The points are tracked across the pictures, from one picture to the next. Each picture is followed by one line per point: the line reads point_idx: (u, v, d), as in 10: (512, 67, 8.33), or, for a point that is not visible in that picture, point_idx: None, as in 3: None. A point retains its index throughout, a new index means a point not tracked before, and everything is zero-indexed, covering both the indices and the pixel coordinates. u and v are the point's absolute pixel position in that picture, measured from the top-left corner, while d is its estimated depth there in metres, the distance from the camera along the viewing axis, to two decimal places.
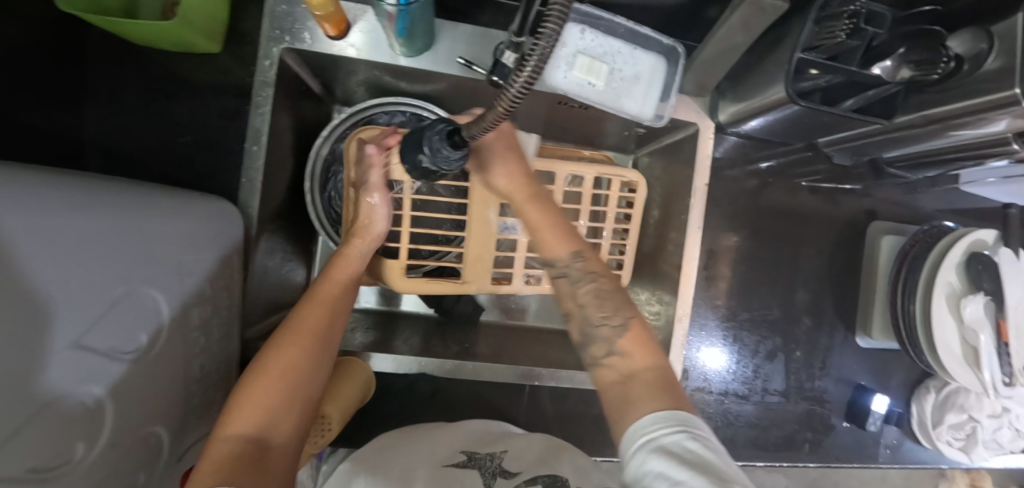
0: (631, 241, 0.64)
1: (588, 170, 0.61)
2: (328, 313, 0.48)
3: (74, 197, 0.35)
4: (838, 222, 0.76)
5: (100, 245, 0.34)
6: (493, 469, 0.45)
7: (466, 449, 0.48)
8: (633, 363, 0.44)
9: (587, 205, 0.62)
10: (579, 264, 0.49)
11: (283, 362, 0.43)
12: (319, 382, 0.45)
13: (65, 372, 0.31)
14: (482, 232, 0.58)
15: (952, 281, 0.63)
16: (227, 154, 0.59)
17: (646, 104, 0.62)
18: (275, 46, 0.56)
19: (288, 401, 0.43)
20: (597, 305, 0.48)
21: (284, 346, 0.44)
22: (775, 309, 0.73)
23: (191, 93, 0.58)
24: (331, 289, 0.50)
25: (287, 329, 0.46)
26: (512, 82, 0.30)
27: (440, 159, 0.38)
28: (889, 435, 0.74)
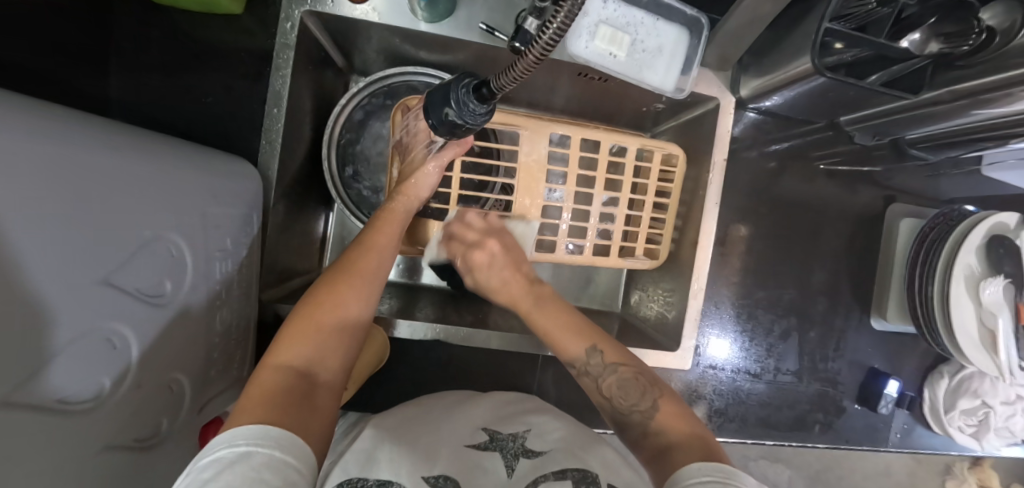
0: (671, 216, 0.65)
1: (632, 141, 0.61)
2: (377, 259, 0.47)
3: (107, 138, 0.35)
4: (857, 204, 0.75)
5: (133, 187, 0.35)
6: (515, 450, 0.40)
7: (487, 428, 0.43)
8: (669, 436, 0.44)
9: (630, 176, 0.61)
10: (596, 356, 0.51)
11: (333, 299, 0.43)
12: (366, 325, 0.45)
13: (97, 307, 0.31)
14: (527, 199, 0.58)
15: (972, 263, 0.63)
16: (248, 117, 0.59)
17: (668, 76, 0.61)
18: (297, 9, 0.56)
19: (338, 339, 0.42)
20: (620, 394, 0.49)
21: (336, 284, 0.44)
22: (790, 289, 0.72)
23: (216, 54, 0.58)
24: (380, 236, 0.49)
25: (339, 273, 0.45)
26: (540, 34, 0.30)
27: (466, 113, 0.38)
28: (901, 419, 0.74)
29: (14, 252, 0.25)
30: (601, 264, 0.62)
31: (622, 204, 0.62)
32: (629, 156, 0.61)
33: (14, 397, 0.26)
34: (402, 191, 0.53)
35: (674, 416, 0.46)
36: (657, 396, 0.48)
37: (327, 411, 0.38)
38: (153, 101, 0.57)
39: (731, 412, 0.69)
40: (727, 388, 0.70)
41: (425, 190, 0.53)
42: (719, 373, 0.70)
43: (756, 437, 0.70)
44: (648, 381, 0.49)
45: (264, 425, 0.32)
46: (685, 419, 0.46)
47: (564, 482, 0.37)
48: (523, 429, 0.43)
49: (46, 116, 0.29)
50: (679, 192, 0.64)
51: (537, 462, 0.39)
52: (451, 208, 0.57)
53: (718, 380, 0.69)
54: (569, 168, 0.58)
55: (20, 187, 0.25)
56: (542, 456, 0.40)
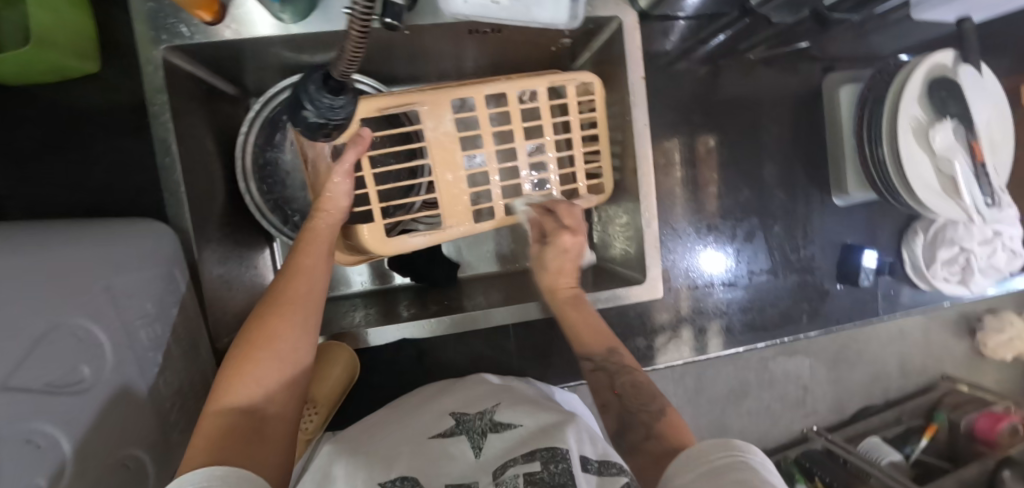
0: (604, 151, 0.62)
1: (540, 82, 0.55)
2: (308, 283, 0.45)
3: None
4: (792, 85, 0.72)
5: (19, 282, 0.33)
6: (482, 427, 0.41)
7: (453, 411, 0.44)
8: (664, 444, 0.45)
9: (548, 119, 0.56)
10: (614, 355, 0.55)
11: (267, 332, 0.41)
12: (311, 350, 0.44)
13: (13, 410, 0.31)
14: (446, 176, 0.55)
15: (916, 114, 0.61)
16: (144, 174, 0.56)
17: (557, 8, 0.57)
18: (155, 49, 0.53)
19: (282, 371, 0.41)
20: (635, 394, 0.51)
21: (269, 317, 0.42)
22: (744, 191, 0.71)
23: (86, 119, 0.55)
24: (307, 258, 0.46)
25: (269, 306, 0.43)
26: (352, 5, 0.27)
27: (324, 110, 0.36)
28: (885, 285, 0.73)
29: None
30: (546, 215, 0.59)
31: (549, 149, 0.58)
32: (541, 98, 0.57)
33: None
34: (319, 206, 0.49)
35: (675, 423, 0.48)
36: (665, 404, 0.50)
37: (280, 444, 0.39)
38: (39, 187, 0.54)
39: (715, 325, 0.69)
40: (707, 305, 0.69)
41: (344, 199, 0.49)
42: (695, 292, 0.69)
43: (747, 344, 0.70)
44: (657, 392, 0.52)
45: (208, 469, 0.32)
46: (682, 434, 0.46)
47: (533, 464, 0.35)
48: (492, 404, 0.44)
49: None
50: (605, 121, 0.60)
51: (506, 434, 0.40)
52: (374, 207, 0.54)
53: (697, 299, 0.69)
54: (481, 129, 0.54)
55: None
56: (511, 428, 0.40)
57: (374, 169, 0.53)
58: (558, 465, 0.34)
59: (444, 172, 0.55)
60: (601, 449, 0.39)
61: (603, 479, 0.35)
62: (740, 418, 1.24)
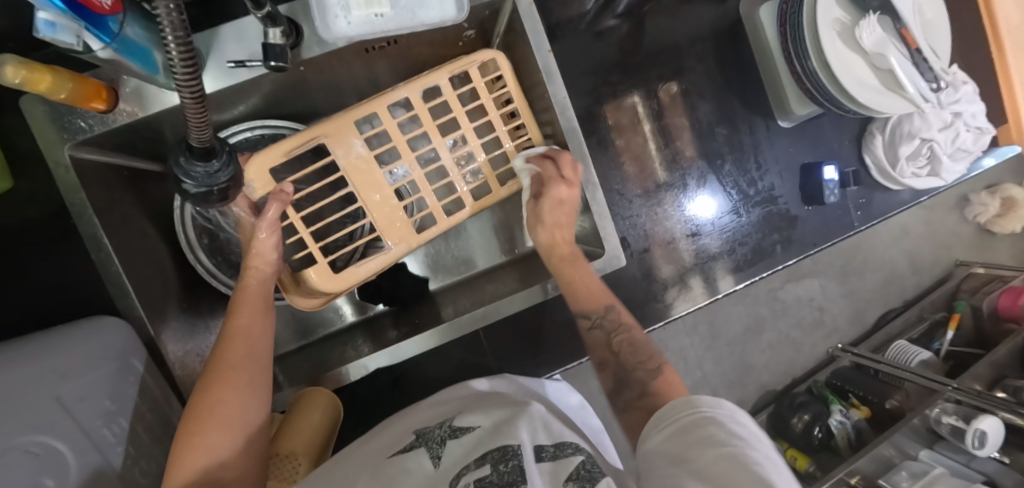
0: (530, 124, 0.59)
1: (438, 74, 0.53)
2: (247, 346, 0.45)
3: None
4: (710, 17, 0.69)
5: None
6: (441, 436, 0.42)
7: (416, 429, 0.45)
8: (661, 402, 0.46)
9: (457, 109, 0.54)
10: (610, 313, 0.56)
11: (213, 401, 0.42)
12: (261, 408, 0.45)
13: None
14: (374, 197, 0.54)
15: (837, 16, 0.58)
16: (85, 274, 0.56)
17: (443, 5, 0.56)
18: (61, 150, 0.53)
19: (233, 437, 0.42)
20: (630, 351, 0.54)
21: (213, 384, 0.42)
22: (687, 137, 0.69)
23: (15, 235, 0.55)
24: (243, 318, 0.47)
25: (213, 372, 0.43)
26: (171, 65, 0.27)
27: (203, 177, 0.35)
28: (854, 195, 0.71)
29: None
30: (487, 206, 0.57)
31: (471, 139, 0.56)
32: (446, 90, 0.54)
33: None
34: (248, 263, 0.49)
35: (672, 378, 0.49)
36: (661, 361, 0.52)
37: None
38: None
39: (690, 279, 0.68)
40: (678, 260, 0.68)
41: (271, 252, 0.49)
42: (663, 250, 0.68)
43: (728, 288, 0.68)
44: (652, 348, 0.53)
45: None
46: (677, 390, 0.48)
47: (484, 466, 0.36)
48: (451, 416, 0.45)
49: None
50: (520, 94, 0.57)
51: (464, 437, 0.41)
52: (310, 248, 0.53)
53: (666, 257, 0.68)
54: (389, 140, 0.52)
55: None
56: (469, 432, 0.42)
57: (302, 214, 0.52)
58: (507, 464, 0.35)
59: (368, 194, 0.54)
60: (555, 434, 0.40)
61: (558, 464, 0.36)
62: (759, 355, 1.22)
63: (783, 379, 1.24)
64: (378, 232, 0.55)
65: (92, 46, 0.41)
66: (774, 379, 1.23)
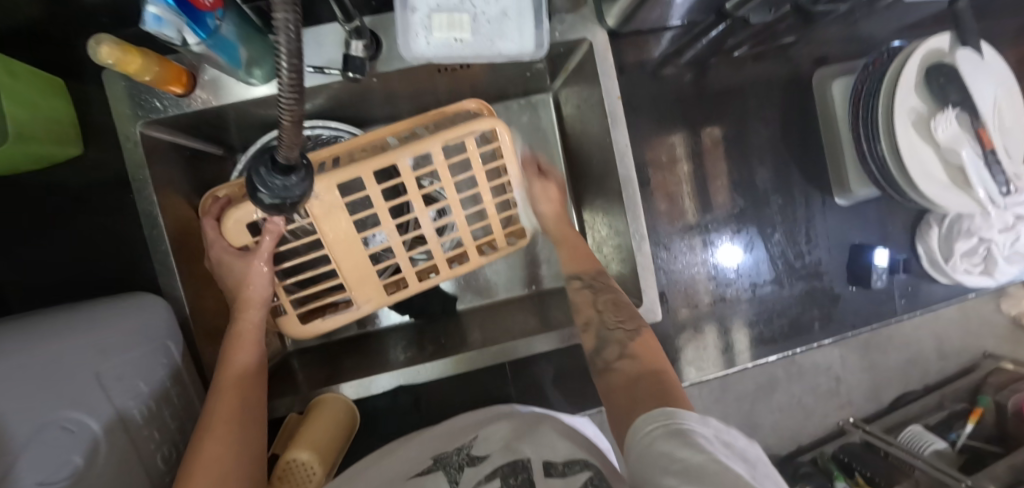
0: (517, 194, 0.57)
1: (433, 143, 0.51)
2: (239, 404, 0.46)
3: None
4: (780, 83, 0.68)
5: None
6: (459, 463, 0.42)
7: (433, 456, 0.45)
8: (639, 364, 0.47)
9: (478, 171, 0.54)
10: (601, 277, 0.58)
11: (208, 457, 0.41)
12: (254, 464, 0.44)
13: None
14: (355, 257, 0.53)
15: (914, 105, 0.57)
16: (136, 247, 0.57)
17: (524, 39, 0.56)
18: (134, 126, 0.54)
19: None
20: (614, 310, 0.54)
21: (207, 437, 0.43)
22: (739, 201, 0.67)
23: (76, 200, 0.57)
24: (235, 371, 0.48)
25: (205, 428, 0.43)
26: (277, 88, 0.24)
27: (279, 190, 0.36)
28: (900, 284, 0.70)
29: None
30: (462, 272, 0.57)
31: (486, 199, 0.57)
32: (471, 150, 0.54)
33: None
34: (240, 307, 0.50)
35: (649, 343, 0.50)
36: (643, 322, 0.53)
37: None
38: (37, 270, 0.56)
39: (724, 340, 0.66)
40: (710, 322, 0.67)
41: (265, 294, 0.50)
42: (695, 310, 0.66)
43: (758, 357, 0.67)
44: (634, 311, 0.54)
45: None
46: (655, 353, 0.48)
47: (495, 480, 0.37)
48: (469, 442, 0.45)
49: None
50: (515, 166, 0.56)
51: (480, 466, 0.40)
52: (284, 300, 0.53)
53: (697, 316, 0.66)
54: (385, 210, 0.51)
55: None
56: (484, 460, 0.41)
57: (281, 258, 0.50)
58: (517, 477, 0.37)
59: (359, 258, 0.53)
60: (568, 450, 0.40)
61: (565, 478, 0.36)
62: (768, 417, 1.19)
63: (788, 445, 1.20)
64: (348, 291, 0.55)
65: (189, 40, 0.42)
66: (778, 443, 1.20)
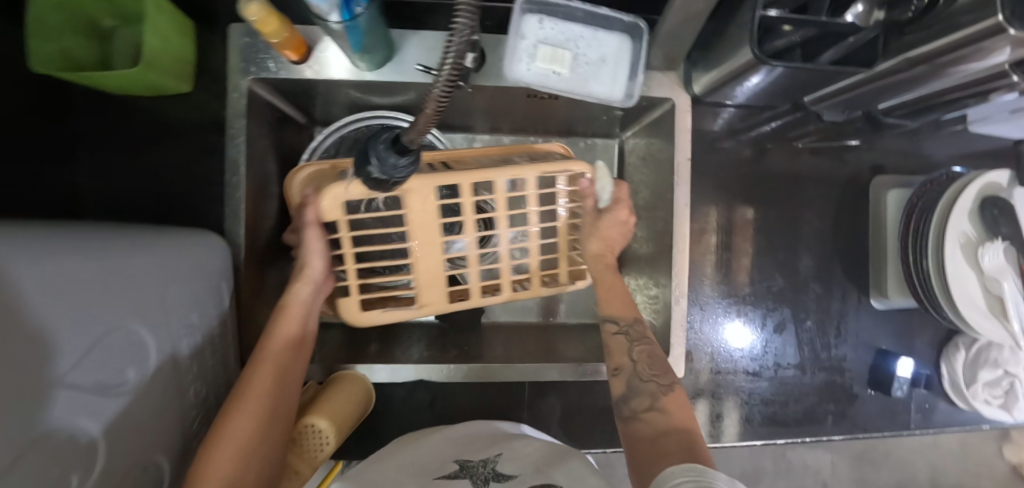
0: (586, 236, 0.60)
1: (530, 172, 0.53)
2: (276, 372, 0.47)
3: (56, 236, 0.35)
4: (837, 180, 0.72)
5: (85, 289, 0.35)
6: (486, 475, 0.44)
7: (457, 459, 0.47)
8: (670, 419, 0.48)
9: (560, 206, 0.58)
10: (637, 325, 0.57)
11: (238, 423, 0.42)
12: (274, 440, 0.45)
13: (71, 400, 0.32)
14: (430, 260, 0.54)
15: (966, 229, 0.60)
16: (211, 188, 0.60)
17: (615, 86, 0.61)
18: (243, 78, 0.59)
19: (248, 466, 0.42)
20: (648, 364, 0.54)
21: (240, 403, 0.44)
22: (779, 280, 0.69)
23: (169, 132, 0.60)
24: (281, 341, 0.49)
25: (239, 393, 0.45)
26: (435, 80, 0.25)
27: (388, 168, 0.38)
28: (919, 398, 0.70)
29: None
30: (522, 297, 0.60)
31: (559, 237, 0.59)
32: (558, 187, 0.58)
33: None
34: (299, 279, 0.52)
35: (681, 402, 0.50)
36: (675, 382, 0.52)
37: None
38: (116, 187, 0.59)
39: (740, 413, 0.66)
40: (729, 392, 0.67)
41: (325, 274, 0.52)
42: (716, 376, 0.67)
43: (765, 438, 0.66)
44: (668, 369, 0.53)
45: None
46: (684, 412, 0.49)
47: None
48: (495, 453, 0.47)
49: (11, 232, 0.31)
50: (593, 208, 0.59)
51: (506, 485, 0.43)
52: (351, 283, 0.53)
53: (717, 383, 0.67)
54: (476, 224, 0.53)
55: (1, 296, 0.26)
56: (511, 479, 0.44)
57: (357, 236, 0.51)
58: None
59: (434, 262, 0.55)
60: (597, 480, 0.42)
61: None
62: None
63: None
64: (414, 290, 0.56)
65: (332, 18, 0.46)
66: None
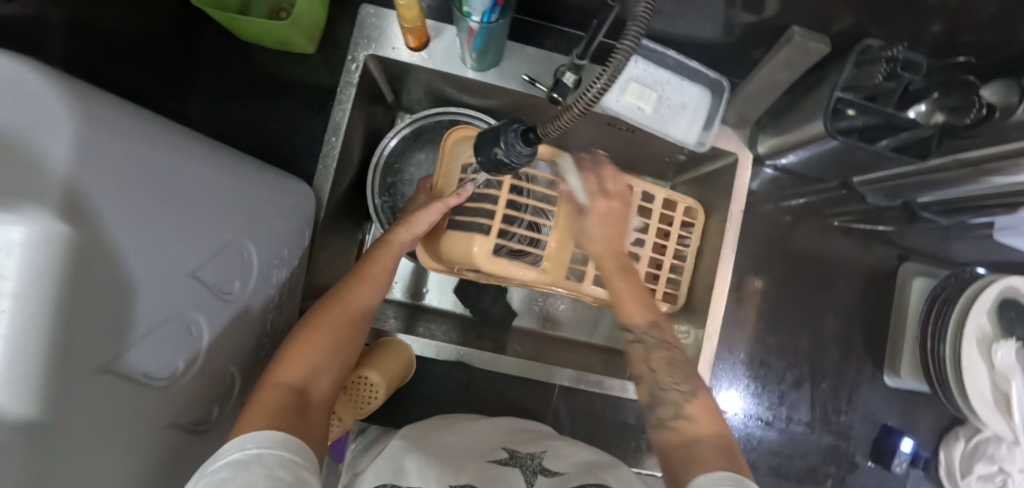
0: (648, 252, 0.65)
1: (643, 184, 0.65)
2: (366, 294, 0.55)
3: (194, 150, 0.40)
4: (869, 259, 0.77)
5: (200, 197, 0.38)
6: (534, 467, 0.48)
7: (505, 447, 0.51)
8: (697, 427, 0.47)
9: (656, 221, 0.67)
10: (656, 328, 0.52)
11: (325, 326, 0.51)
12: (352, 351, 0.53)
13: (173, 290, 0.35)
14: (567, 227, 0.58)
15: (984, 324, 0.64)
16: (309, 142, 0.66)
17: (690, 131, 0.67)
18: (362, 52, 0.64)
19: (326, 363, 0.50)
20: (667, 370, 0.50)
21: (332, 310, 0.52)
22: (803, 339, 0.73)
23: (285, 87, 0.67)
24: (377, 268, 0.57)
25: (331, 304, 0.53)
26: (587, 91, 0.35)
27: (512, 153, 0.44)
28: (914, 479, 0.73)
29: (95, 234, 0.28)
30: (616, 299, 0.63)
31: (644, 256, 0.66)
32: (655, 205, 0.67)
33: (84, 367, 0.29)
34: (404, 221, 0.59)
35: (709, 407, 0.49)
36: (698, 386, 0.50)
37: (318, 424, 0.46)
38: (225, 123, 0.65)
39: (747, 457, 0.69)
40: (740, 435, 0.70)
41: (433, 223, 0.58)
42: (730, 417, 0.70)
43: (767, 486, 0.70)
44: (691, 371, 0.51)
45: (270, 432, 0.39)
46: (714, 419, 0.48)
47: None
48: (539, 449, 0.51)
49: (149, 135, 0.35)
50: (677, 231, 0.68)
51: (555, 479, 0.46)
52: (495, 223, 0.56)
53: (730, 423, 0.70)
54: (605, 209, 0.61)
55: (102, 172, 0.29)
56: (559, 476, 0.47)
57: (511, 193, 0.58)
58: None
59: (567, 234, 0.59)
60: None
61: None
62: None
63: None
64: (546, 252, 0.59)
65: (474, 18, 0.52)
66: None
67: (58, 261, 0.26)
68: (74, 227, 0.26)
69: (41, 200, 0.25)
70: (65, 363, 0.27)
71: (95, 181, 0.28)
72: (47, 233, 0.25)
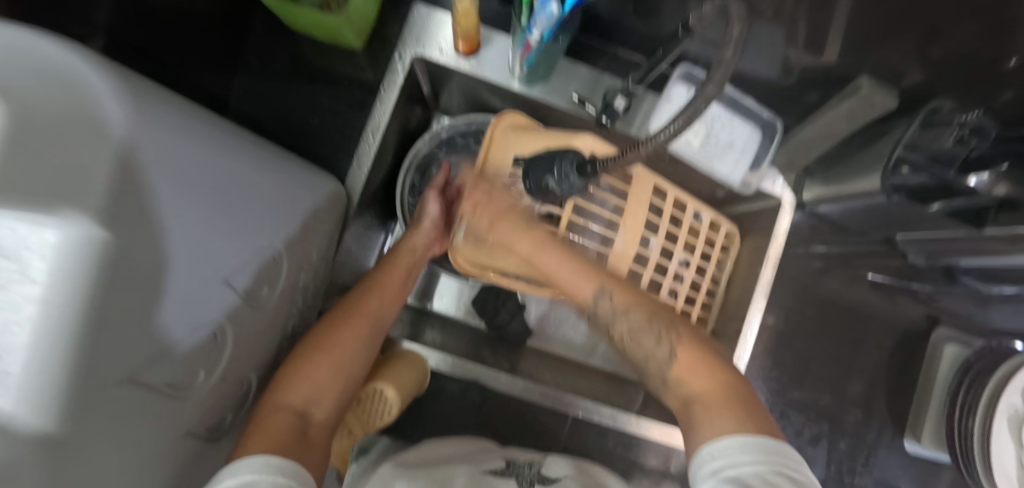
0: (690, 273, 0.64)
1: (693, 202, 0.64)
2: (379, 305, 0.55)
3: (233, 148, 0.39)
4: (899, 320, 0.75)
5: (238, 198, 0.37)
6: (531, 476, 0.50)
7: (503, 459, 0.54)
8: (693, 389, 0.47)
9: (702, 243, 0.65)
10: (619, 286, 0.52)
11: (335, 340, 0.50)
12: (361, 367, 0.52)
13: (204, 297, 0.34)
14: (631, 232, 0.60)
15: (1018, 403, 0.60)
16: (345, 140, 0.65)
17: (736, 170, 0.65)
18: (410, 52, 0.62)
19: (333, 379, 0.49)
20: (632, 338, 0.52)
21: (342, 323, 0.52)
22: (824, 395, 0.73)
23: (328, 80, 0.65)
24: (387, 279, 0.58)
25: (340, 315, 0.53)
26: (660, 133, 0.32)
27: (565, 184, 0.42)
28: None
29: (133, 238, 0.27)
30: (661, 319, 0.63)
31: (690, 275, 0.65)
32: (703, 225, 0.66)
33: (109, 377, 0.27)
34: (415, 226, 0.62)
35: (689, 362, 0.48)
36: (673, 342, 0.49)
37: (321, 444, 0.45)
38: (263, 111, 0.64)
39: None
40: None
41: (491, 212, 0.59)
42: None
43: None
44: (664, 324, 0.50)
45: (266, 456, 0.38)
46: (717, 380, 0.46)
47: None
48: (535, 461, 0.54)
49: (189, 132, 0.34)
50: (718, 257, 0.67)
51: (552, 485, 0.49)
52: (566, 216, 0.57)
53: None
54: (662, 224, 0.61)
55: (145, 175, 0.28)
56: (556, 481, 0.50)
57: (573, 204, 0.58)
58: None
59: (635, 233, 0.60)
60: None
61: None
62: None
63: None
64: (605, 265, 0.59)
65: (534, 33, 0.50)
66: None
67: (98, 268, 0.25)
68: (116, 232, 0.25)
69: (87, 203, 0.24)
70: (94, 375, 0.26)
71: (138, 185, 0.27)
72: (90, 237, 0.24)
